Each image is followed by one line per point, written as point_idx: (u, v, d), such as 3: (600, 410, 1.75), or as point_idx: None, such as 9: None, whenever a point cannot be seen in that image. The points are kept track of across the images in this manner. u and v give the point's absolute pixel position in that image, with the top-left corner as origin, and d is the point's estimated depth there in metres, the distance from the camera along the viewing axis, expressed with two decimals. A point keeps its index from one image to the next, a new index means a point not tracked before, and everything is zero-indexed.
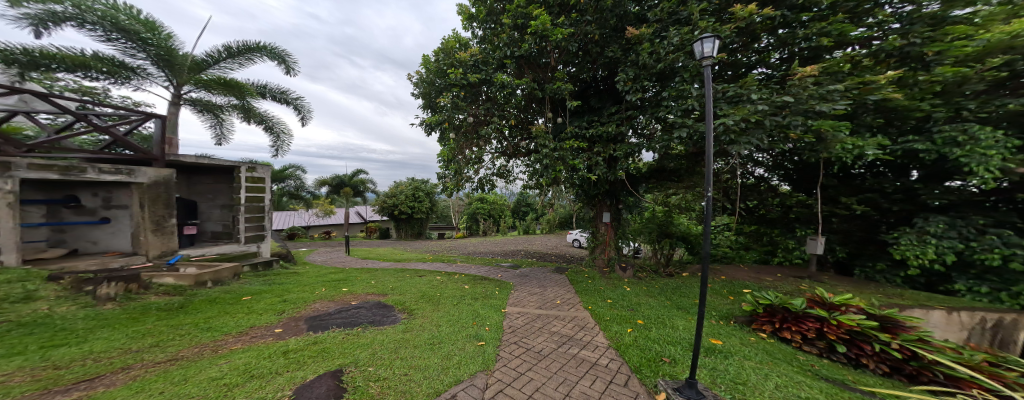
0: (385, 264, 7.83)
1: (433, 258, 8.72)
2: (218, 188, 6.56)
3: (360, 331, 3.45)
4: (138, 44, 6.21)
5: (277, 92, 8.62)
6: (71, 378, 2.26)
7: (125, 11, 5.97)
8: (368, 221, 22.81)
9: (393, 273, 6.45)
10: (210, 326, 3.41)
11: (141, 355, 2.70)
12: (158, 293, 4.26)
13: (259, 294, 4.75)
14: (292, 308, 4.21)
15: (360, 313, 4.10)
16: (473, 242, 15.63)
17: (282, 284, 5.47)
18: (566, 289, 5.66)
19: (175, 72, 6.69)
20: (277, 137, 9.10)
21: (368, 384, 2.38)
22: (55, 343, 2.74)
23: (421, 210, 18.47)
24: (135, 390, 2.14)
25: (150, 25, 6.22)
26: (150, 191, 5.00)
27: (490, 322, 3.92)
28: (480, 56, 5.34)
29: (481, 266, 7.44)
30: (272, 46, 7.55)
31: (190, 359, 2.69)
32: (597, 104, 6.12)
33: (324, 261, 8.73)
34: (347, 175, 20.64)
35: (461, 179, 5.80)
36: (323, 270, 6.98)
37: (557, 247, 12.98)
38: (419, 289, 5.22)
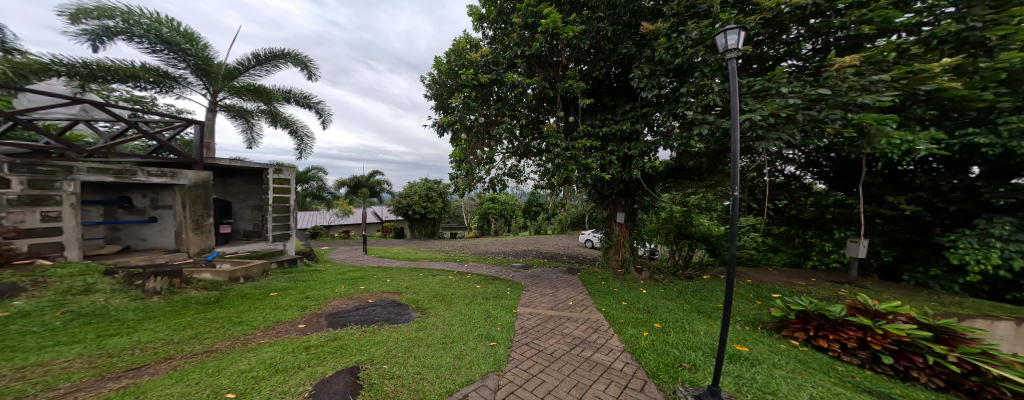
0: (399, 262, 8.03)
1: (445, 258, 8.82)
2: (249, 189, 6.91)
3: (376, 329, 3.53)
4: (179, 54, 6.64)
5: (300, 97, 8.99)
6: (121, 366, 2.44)
7: (167, 24, 6.41)
8: (384, 221, 23.45)
9: (407, 272, 6.58)
10: (239, 320, 3.61)
11: (180, 346, 2.89)
12: (197, 288, 4.53)
13: (285, 290, 4.97)
14: (314, 304, 4.38)
15: (375, 311, 4.18)
16: (485, 242, 15.75)
17: (305, 281, 5.71)
18: (578, 290, 5.59)
19: (211, 80, 7.14)
20: (301, 141, 9.50)
21: (382, 382, 2.43)
22: (106, 332, 2.97)
23: (435, 210, 18.78)
24: (173, 380, 2.28)
25: (190, 37, 6.65)
26: (191, 192, 5.34)
27: (501, 323, 3.92)
28: (491, 56, 5.37)
29: (492, 266, 7.47)
30: (296, 52, 7.90)
31: (220, 352, 2.83)
32: (614, 102, 6.00)
33: (344, 259, 9.04)
34: (365, 176, 21.34)
35: (472, 179, 5.85)
36: (343, 268, 7.23)
37: (569, 248, 12.87)
38: (431, 288, 5.29)
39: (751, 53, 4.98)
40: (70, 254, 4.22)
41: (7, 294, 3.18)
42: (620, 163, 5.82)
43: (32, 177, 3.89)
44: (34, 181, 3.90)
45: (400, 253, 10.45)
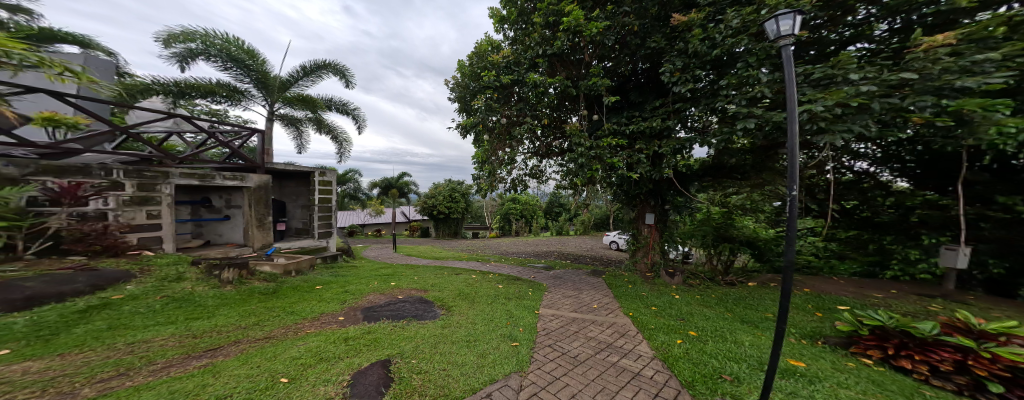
0: (425, 261, 8.34)
1: (467, 257, 9.00)
2: (299, 190, 7.56)
3: (405, 324, 3.68)
4: (245, 70, 7.44)
5: (340, 104, 9.65)
6: (203, 346, 2.78)
7: (235, 43, 7.20)
8: (412, 220, 24.41)
9: (433, 270, 6.81)
10: (291, 310, 3.93)
11: (246, 331, 3.21)
12: (258, 279, 4.99)
13: (328, 284, 5.37)
14: (352, 298, 4.67)
15: (403, 307, 4.37)
16: (506, 242, 15.84)
17: (345, 276, 6.13)
18: (603, 293, 5.43)
19: (270, 92, 7.90)
20: (341, 145, 10.18)
21: (411, 376, 2.50)
22: (187, 316, 3.37)
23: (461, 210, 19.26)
24: (241, 361, 2.55)
25: (251, 53, 7.38)
26: (256, 193, 5.96)
27: (524, 323, 3.91)
28: (513, 57, 5.38)
29: (514, 266, 7.50)
30: (336, 63, 8.51)
31: (273, 339, 3.10)
32: (640, 99, 5.77)
33: (377, 256, 9.55)
34: (394, 177, 22.35)
35: (494, 179, 5.91)
36: (377, 265, 7.65)
37: (592, 249, 12.55)
38: (455, 286, 5.43)
39: (806, 39, 4.59)
40: (167, 247, 4.90)
41: (123, 279, 3.77)
42: (650, 161, 5.58)
43: (140, 181, 4.60)
44: (141, 184, 4.61)
45: (426, 251, 10.87)
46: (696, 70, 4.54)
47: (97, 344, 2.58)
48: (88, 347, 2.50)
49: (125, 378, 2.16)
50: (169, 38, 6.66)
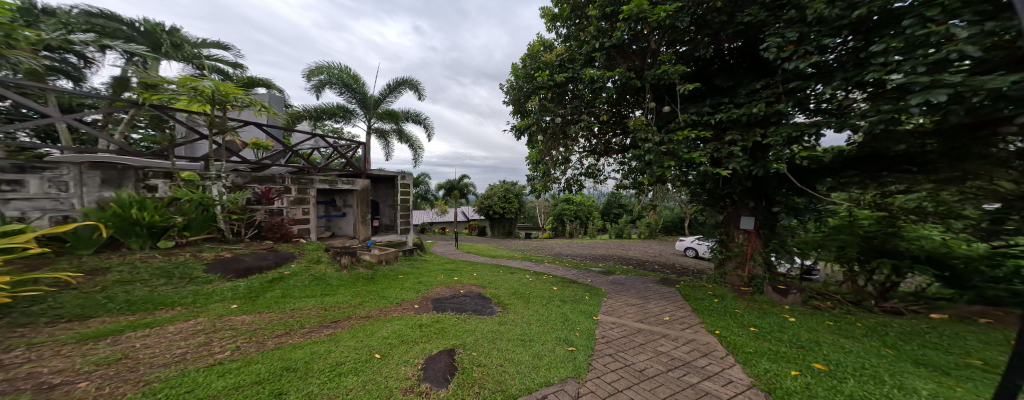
0: (482, 258, 8.65)
1: (522, 257, 9.10)
2: (387, 192, 8.60)
3: (467, 318, 3.87)
4: (353, 93, 9.05)
5: (416, 116, 10.73)
6: (326, 319, 3.32)
7: (346, 71, 8.87)
8: (471, 220, 25.74)
9: (491, 268, 7.03)
10: (383, 294, 4.44)
11: (356, 309, 3.74)
12: (361, 266, 5.53)
13: (408, 274, 5.92)
14: (423, 289, 5.07)
15: (463, 301, 4.60)
16: (560, 243, 15.57)
17: (420, 268, 6.71)
18: (673, 304, 4.91)
19: (368, 109, 9.34)
20: (416, 152, 11.30)
21: (472, 368, 2.56)
22: (316, 292, 4.11)
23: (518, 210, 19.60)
24: (352, 335, 2.98)
25: (354, 78, 8.96)
26: (361, 195, 7.05)
27: (581, 328, 3.79)
28: (566, 54, 5.30)
29: (570, 268, 7.33)
30: (412, 79, 9.54)
31: (370, 317, 3.50)
32: (725, 81, 4.95)
33: (445, 252, 10.26)
34: (455, 179, 23.86)
35: (549, 179, 5.85)
36: (443, 260, 8.27)
37: (657, 254, 11.54)
38: (511, 285, 5.53)
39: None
40: (311, 236, 6.26)
41: (292, 258, 4.90)
42: (750, 154, 4.80)
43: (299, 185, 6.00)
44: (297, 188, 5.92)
45: (483, 249, 11.28)
46: (854, 44, 3.56)
47: (273, 307, 3.43)
48: (258, 311, 3.28)
49: (285, 337, 2.76)
50: (309, 73, 8.60)
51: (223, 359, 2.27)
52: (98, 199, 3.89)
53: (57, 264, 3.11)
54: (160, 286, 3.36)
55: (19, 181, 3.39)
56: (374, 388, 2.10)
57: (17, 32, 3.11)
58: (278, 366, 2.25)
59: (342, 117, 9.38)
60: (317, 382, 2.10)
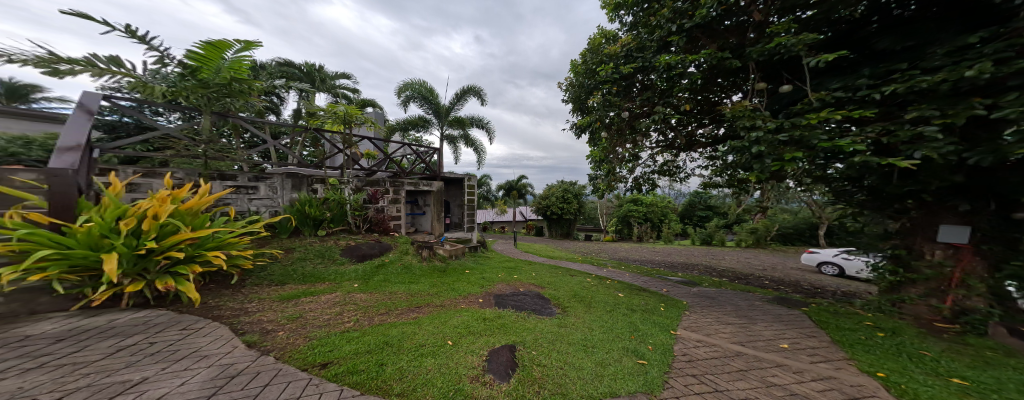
0: (540, 259, 8.67)
1: (583, 259, 8.85)
2: (455, 193, 9.12)
3: (526, 317, 3.87)
4: (427, 104, 10.00)
5: (480, 121, 11.27)
6: (409, 304, 3.64)
7: (422, 85, 9.85)
8: (528, 220, 25.98)
9: (551, 269, 6.96)
10: (453, 287, 4.69)
11: (433, 298, 4.02)
12: (437, 259, 5.92)
13: (473, 269, 6.14)
14: (485, 284, 5.21)
15: (523, 300, 4.63)
16: (623, 246, 14.69)
17: (482, 263, 6.93)
18: (769, 320, 4.17)
19: (439, 117, 10.18)
20: (480, 155, 11.83)
21: (531, 366, 2.54)
22: (405, 279, 4.60)
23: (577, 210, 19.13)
24: (433, 320, 3.26)
25: (431, 91, 9.89)
26: (438, 195, 7.75)
27: (654, 341, 3.36)
28: (633, 43, 5.04)
29: (638, 275, 6.86)
30: (476, 86, 10.10)
31: (444, 306, 3.73)
32: (897, 43, 3.28)
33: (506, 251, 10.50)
34: (513, 180, 24.26)
35: (613, 179, 5.62)
36: (503, 258, 8.47)
37: (741, 261, 10.13)
38: (571, 287, 5.39)
39: None
40: (401, 231, 6.92)
41: (389, 249, 5.55)
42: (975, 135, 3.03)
43: (395, 187, 6.79)
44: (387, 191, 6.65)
45: (541, 250, 11.29)
46: None
47: (378, 289, 4.04)
48: (361, 292, 3.86)
49: (385, 315, 3.17)
50: (398, 92, 9.82)
51: (351, 327, 2.79)
52: (291, 196, 5.36)
53: (274, 243, 4.64)
54: (315, 263, 4.40)
55: (256, 187, 4.99)
56: (446, 371, 2.22)
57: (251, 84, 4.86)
58: (382, 340, 2.58)
59: (422, 128, 10.25)
60: (404, 359, 2.31)
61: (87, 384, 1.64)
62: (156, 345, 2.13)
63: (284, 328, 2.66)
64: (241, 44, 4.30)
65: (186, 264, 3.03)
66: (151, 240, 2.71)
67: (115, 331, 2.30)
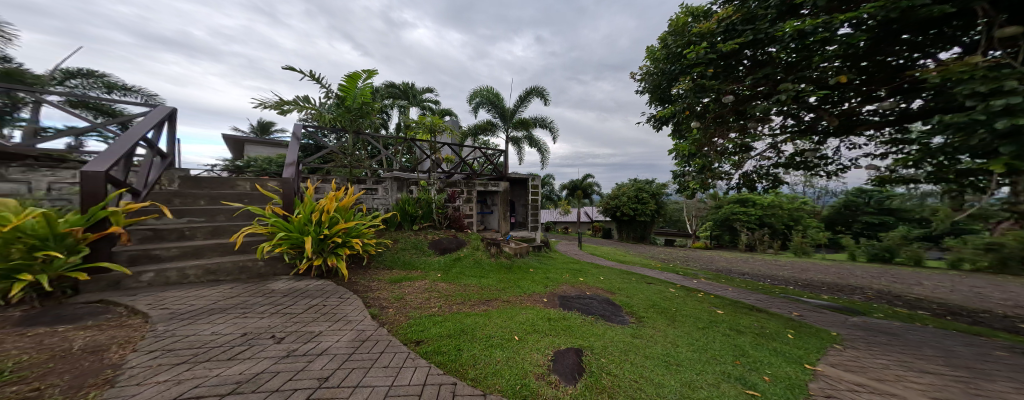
0: (609, 262, 8.25)
1: (659, 266, 8.12)
2: (519, 193, 9.23)
3: (596, 323, 3.67)
4: (493, 108, 10.39)
5: (542, 121, 11.29)
6: (481, 296, 3.83)
7: (487, 91, 10.26)
8: (594, 221, 25.02)
9: (621, 274, 6.56)
10: (519, 284, 4.74)
11: (501, 293, 4.13)
12: (504, 256, 6.10)
13: (538, 268, 6.12)
14: (550, 285, 5.13)
15: (593, 304, 4.42)
16: (705, 254, 13.07)
17: (546, 263, 6.87)
18: (931, 355, 3.16)
19: (504, 120, 10.50)
20: (543, 155, 11.84)
21: (600, 374, 2.40)
22: (477, 273, 4.85)
23: (647, 211, 17.75)
24: (504, 314, 3.35)
25: (497, 95, 10.25)
26: (506, 195, 7.96)
27: (771, 371, 2.68)
28: (737, 15, 4.36)
29: (732, 288, 5.98)
30: (539, 87, 10.14)
31: (511, 302, 3.80)
32: None
33: (569, 252, 10.34)
34: (577, 179, 23.56)
35: (709, 175, 4.97)
36: (568, 259, 8.29)
37: (875, 276, 8.04)
38: (644, 296, 4.98)
39: None
40: (474, 227, 7.25)
41: (463, 244, 5.87)
42: None
43: (469, 188, 7.21)
44: (461, 191, 7.07)
45: (611, 253, 10.72)
46: None
47: (454, 280, 4.32)
48: (444, 281, 4.21)
49: (461, 305, 3.37)
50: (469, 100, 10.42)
51: (435, 312, 3.03)
52: (395, 197, 6.11)
53: (390, 232, 5.53)
54: (407, 252, 4.99)
55: (374, 188, 6.00)
56: (513, 365, 2.24)
57: (371, 106, 6.27)
58: (458, 327, 2.74)
59: (490, 132, 10.71)
60: (476, 348, 2.40)
61: (296, 330, 2.22)
62: (329, 306, 2.71)
63: (393, 305, 3.12)
64: (367, 74, 5.89)
65: (345, 245, 3.78)
66: (326, 228, 3.63)
67: (313, 292, 3.03)
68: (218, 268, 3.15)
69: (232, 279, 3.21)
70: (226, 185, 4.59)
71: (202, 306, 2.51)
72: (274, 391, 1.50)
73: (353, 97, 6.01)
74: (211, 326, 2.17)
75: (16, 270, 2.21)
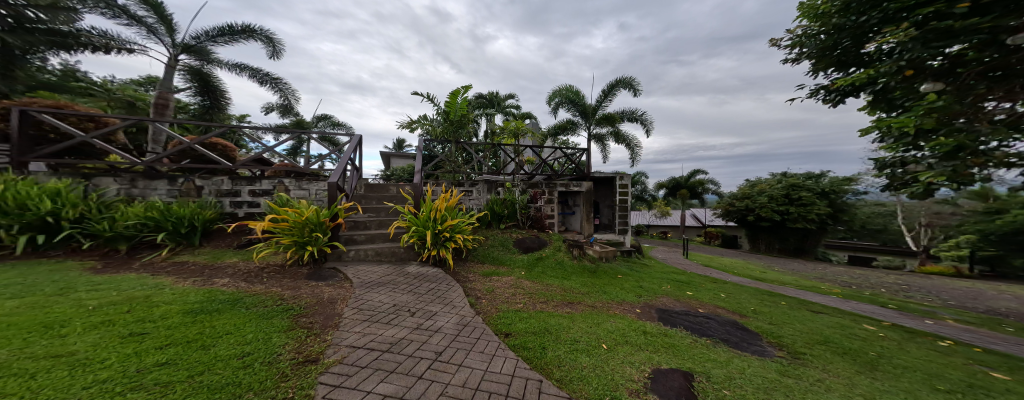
0: (739, 279, 6.66)
1: (803, 287, 6.30)
2: (606, 193, 8.84)
3: (712, 346, 2.65)
4: (575, 107, 10.10)
5: (631, 114, 10.37)
6: (563, 297, 3.75)
7: (567, 89, 10.05)
8: (707, 226, 21.35)
9: (755, 295, 4.93)
10: (605, 290, 4.33)
11: (583, 296, 3.90)
12: (587, 259, 5.88)
13: (627, 275, 5.52)
14: (645, 295, 4.33)
15: (709, 325, 3.27)
16: (882, 276, 9.48)
17: (640, 272, 6.07)
18: None
19: (587, 117, 10.07)
20: (633, 151, 10.84)
21: None
22: (559, 274, 4.84)
23: (808, 212, 13.46)
24: (588, 317, 3.09)
25: (577, 93, 9.92)
26: (588, 195, 7.55)
27: None
28: None
29: (937, 324, 4.17)
30: (626, 78, 9.35)
31: (595, 308, 3.50)
32: None
33: (669, 260, 9.17)
34: (683, 176, 20.36)
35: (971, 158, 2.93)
36: (669, 269, 7.27)
37: None
38: (798, 324, 3.49)
39: None
40: (555, 228, 7.21)
41: (546, 244, 5.91)
42: None
43: (552, 188, 7.20)
44: (543, 193, 7.14)
45: (741, 268, 8.65)
46: None
47: (538, 279, 4.44)
48: (527, 279, 4.35)
49: (545, 304, 3.40)
50: (547, 101, 10.36)
51: (521, 309, 3.15)
52: (485, 198, 6.61)
53: (485, 229, 6.01)
54: (496, 248, 5.36)
55: (471, 190, 6.62)
56: (602, 374, 1.92)
57: (467, 116, 6.99)
58: (542, 326, 2.64)
59: (572, 131, 10.47)
60: (561, 350, 2.20)
61: (422, 307, 2.67)
62: (441, 291, 3.14)
63: (487, 296, 3.41)
64: (465, 90, 6.59)
65: (450, 238, 4.30)
66: (439, 225, 4.23)
67: (433, 278, 3.55)
68: (381, 251, 4.07)
69: (389, 260, 4.11)
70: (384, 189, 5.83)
71: (376, 278, 3.31)
72: (408, 356, 1.82)
73: (455, 110, 6.86)
74: (380, 295, 2.81)
75: (306, 243, 3.57)
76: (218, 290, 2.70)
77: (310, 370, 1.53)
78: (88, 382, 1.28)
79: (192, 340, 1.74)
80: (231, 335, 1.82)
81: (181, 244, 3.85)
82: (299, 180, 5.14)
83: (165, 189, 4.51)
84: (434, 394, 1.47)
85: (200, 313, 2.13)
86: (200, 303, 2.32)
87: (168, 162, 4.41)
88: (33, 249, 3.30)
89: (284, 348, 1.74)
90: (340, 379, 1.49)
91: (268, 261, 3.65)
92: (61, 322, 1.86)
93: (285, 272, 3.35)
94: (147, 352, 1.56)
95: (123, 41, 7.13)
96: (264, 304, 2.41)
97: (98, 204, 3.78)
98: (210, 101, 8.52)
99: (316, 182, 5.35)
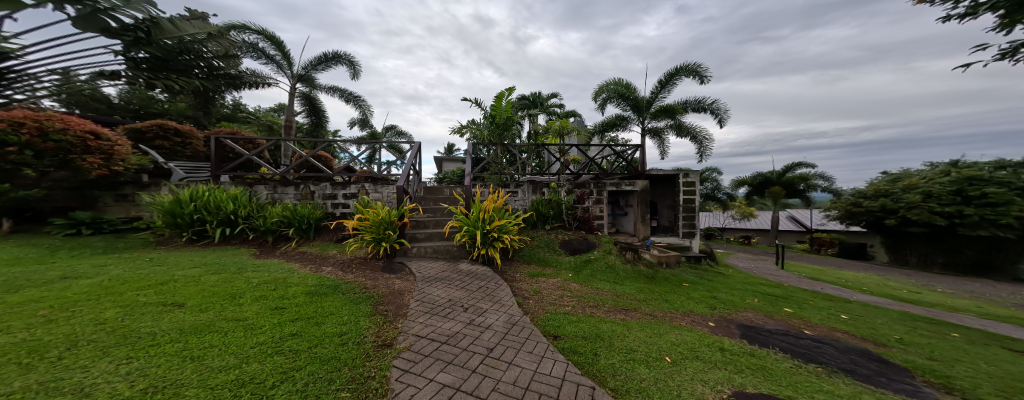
0: (868, 298, 5.39)
1: (947, 309, 4.99)
2: (666, 192, 8.15)
3: (825, 375, 2.22)
4: (628, 101, 9.57)
5: (694, 103, 9.53)
6: (615, 303, 3.59)
7: (617, 83, 9.59)
8: (803, 229, 18.28)
9: (901, 321, 3.85)
10: (667, 299, 3.99)
11: (641, 304, 3.67)
12: (643, 263, 5.55)
13: (696, 284, 4.97)
14: (722, 307, 3.87)
15: (822, 351, 2.73)
16: None
17: (713, 281, 5.39)
18: None
19: (641, 111, 9.49)
20: (700, 144, 9.90)
21: None
22: (610, 278, 4.64)
23: (1000, 217, 8.39)
24: (646, 326, 2.89)
25: (628, 87, 9.43)
26: (642, 194, 7.08)
27: None
28: None
29: None
30: (688, 64, 8.64)
31: (655, 317, 3.27)
32: None
33: (750, 269, 8.09)
34: (773, 172, 17.89)
35: None
36: (751, 278, 6.37)
37: None
38: (952, 357, 2.76)
39: None
40: (604, 230, 6.94)
41: (593, 247, 5.72)
42: None
43: (602, 188, 6.91)
44: (593, 193, 6.91)
45: (874, 286, 6.79)
46: None
47: (588, 282, 4.32)
48: (575, 281, 4.28)
49: (595, 309, 3.30)
50: (594, 97, 9.94)
51: (569, 311, 3.11)
52: (530, 198, 6.57)
53: (537, 231, 5.98)
54: (546, 250, 5.33)
55: (517, 191, 6.68)
56: (666, 388, 1.78)
57: (513, 118, 7.06)
58: (594, 332, 2.56)
59: (623, 127, 10.01)
60: (617, 358, 2.11)
61: (474, 304, 2.78)
62: (490, 289, 3.23)
63: (534, 297, 3.43)
64: (508, 92, 6.68)
65: (498, 238, 4.39)
66: (486, 225, 4.35)
67: (481, 275, 3.68)
68: (438, 249, 4.34)
69: (447, 258, 4.35)
70: (439, 191, 6.16)
71: (435, 273, 3.53)
72: (464, 349, 1.91)
73: (500, 113, 6.99)
74: (438, 289, 2.99)
75: (381, 238, 3.99)
76: (324, 276, 3.15)
77: (386, 353, 1.69)
78: (254, 342, 1.60)
79: (310, 316, 2.05)
80: (331, 316, 2.09)
81: (303, 238, 4.57)
82: (375, 184, 5.62)
83: (292, 193, 5.33)
84: (487, 389, 1.52)
85: (315, 295, 2.50)
86: (313, 285, 2.73)
87: (292, 171, 5.27)
88: (223, 239, 4.26)
89: (367, 330, 1.95)
90: (410, 364, 1.61)
91: (355, 254, 4.12)
92: (238, 293, 2.34)
93: (366, 264, 3.80)
94: (284, 323, 1.89)
95: (264, 77, 8.87)
96: (356, 291, 2.72)
97: (256, 206, 4.70)
98: (316, 120, 10.00)
99: (388, 185, 5.77)
